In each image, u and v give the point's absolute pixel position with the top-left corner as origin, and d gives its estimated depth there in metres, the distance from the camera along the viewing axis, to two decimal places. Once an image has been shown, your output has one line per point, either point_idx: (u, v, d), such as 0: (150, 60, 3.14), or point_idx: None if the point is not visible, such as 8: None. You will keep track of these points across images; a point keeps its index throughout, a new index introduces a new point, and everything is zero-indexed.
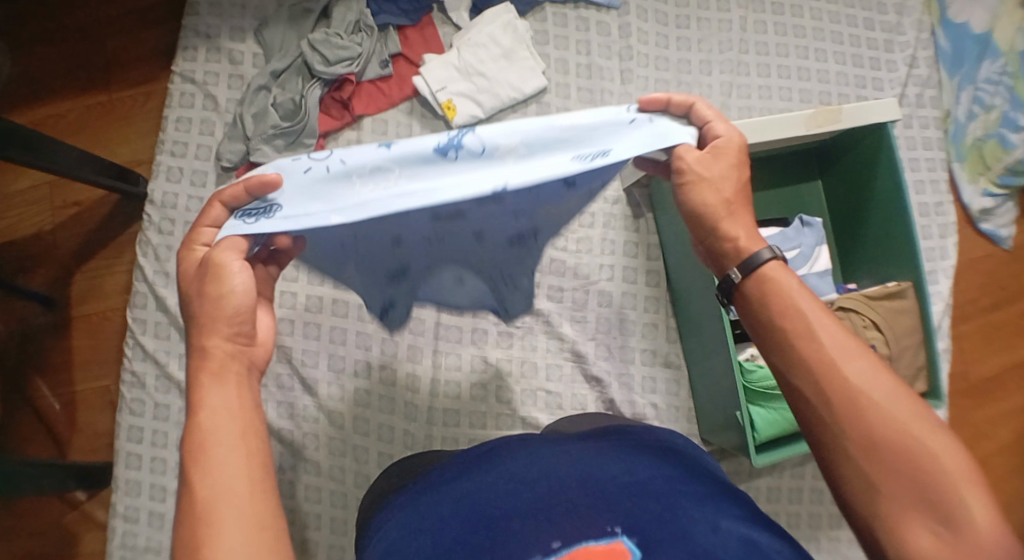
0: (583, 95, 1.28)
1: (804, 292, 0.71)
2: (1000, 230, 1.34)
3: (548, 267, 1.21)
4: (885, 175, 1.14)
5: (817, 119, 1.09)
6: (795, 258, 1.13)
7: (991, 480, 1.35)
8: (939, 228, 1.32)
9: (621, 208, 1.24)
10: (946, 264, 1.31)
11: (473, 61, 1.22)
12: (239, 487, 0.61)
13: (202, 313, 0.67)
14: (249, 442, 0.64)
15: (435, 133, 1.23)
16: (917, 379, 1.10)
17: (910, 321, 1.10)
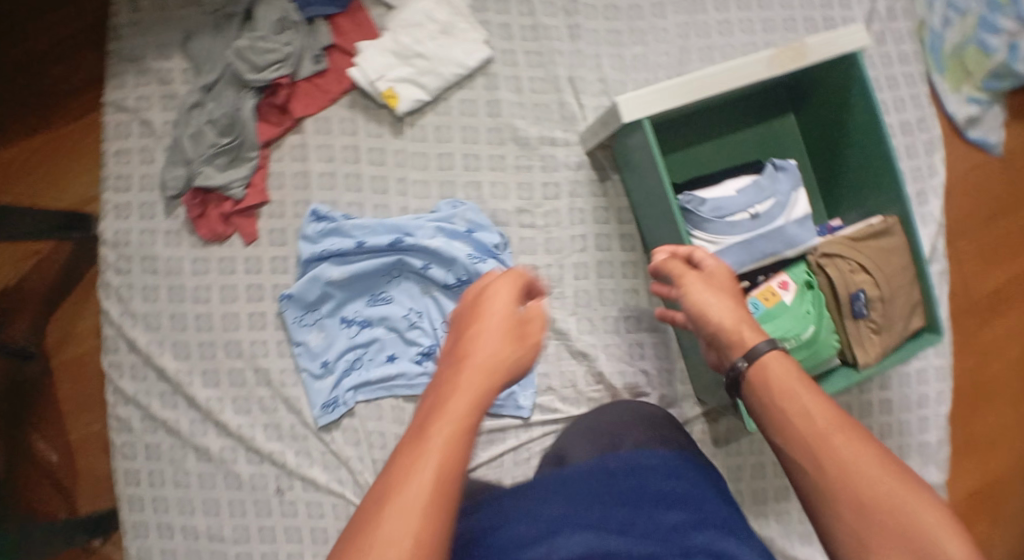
0: (532, 59, 1.21)
1: (798, 379, 0.78)
2: (989, 136, 1.28)
3: (518, 246, 1.16)
4: (862, 105, 1.09)
5: (780, 58, 1.04)
6: (772, 211, 1.05)
7: (1003, 397, 1.32)
8: (925, 145, 1.25)
9: (586, 173, 1.19)
10: (935, 182, 1.25)
11: (410, 42, 1.16)
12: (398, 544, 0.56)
13: (475, 327, 0.70)
14: (436, 508, 0.58)
15: (381, 124, 1.17)
16: (913, 315, 1.06)
17: (899, 258, 1.06)
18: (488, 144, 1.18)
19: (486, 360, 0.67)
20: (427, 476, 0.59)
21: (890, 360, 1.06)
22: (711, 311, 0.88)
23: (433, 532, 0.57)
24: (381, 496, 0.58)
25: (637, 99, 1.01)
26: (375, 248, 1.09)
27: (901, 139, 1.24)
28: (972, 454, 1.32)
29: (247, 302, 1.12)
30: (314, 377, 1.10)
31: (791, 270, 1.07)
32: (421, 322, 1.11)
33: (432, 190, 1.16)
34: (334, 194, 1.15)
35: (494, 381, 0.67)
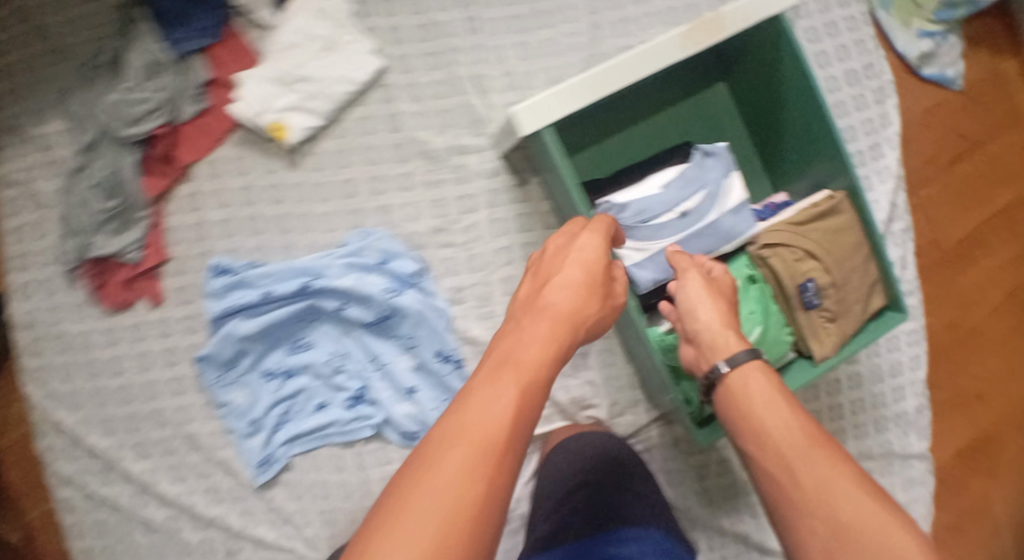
0: (428, 61, 1.11)
1: (769, 394, 0.79)
2: (946, 71, 1.18)
3: (440, 269, 1.07)
4: (793, 71, 1.00)
5: (694, 36, 0.95)
6: (704, 205, 0.98)
7: (987, 347, 1.23)
8: (874, 94, 1.15)
9: (503, 179, 1.10)
10: (889, 133, 1.15)
11: (289, 67, 1.06)
12: (474, 450, 0.59)
13: (563, 271, 0.78)
14: (520, 426, 0.63)
15: (272, 159, 1.09)
16: (872, 295, 0.97)
17: (852, 237, 0.96)
18: (392, 162, 1.09)
19: (570, 309, 0.75)
20: (509, 395, 0.63)
21: (851, 348, 0.97)
22: (702, 319, 0.87)
23: (507, 451, 0.60)
24: (457, 409, 0.62)
25: (541, 104, 0.92)
26: (284, 296, 1.02)
27: (846, 90, 1.13)
28: (964, 409, 1.23)
29: (162, 369, 1.08)
30: (247, 435, 1.05)
31: (732, 265, 0.98)
32: (345, 365, 1.04)
33: (338, 222, 1.08)
34: (235, 241, 1.08)
35: (570, 330, 0.74)
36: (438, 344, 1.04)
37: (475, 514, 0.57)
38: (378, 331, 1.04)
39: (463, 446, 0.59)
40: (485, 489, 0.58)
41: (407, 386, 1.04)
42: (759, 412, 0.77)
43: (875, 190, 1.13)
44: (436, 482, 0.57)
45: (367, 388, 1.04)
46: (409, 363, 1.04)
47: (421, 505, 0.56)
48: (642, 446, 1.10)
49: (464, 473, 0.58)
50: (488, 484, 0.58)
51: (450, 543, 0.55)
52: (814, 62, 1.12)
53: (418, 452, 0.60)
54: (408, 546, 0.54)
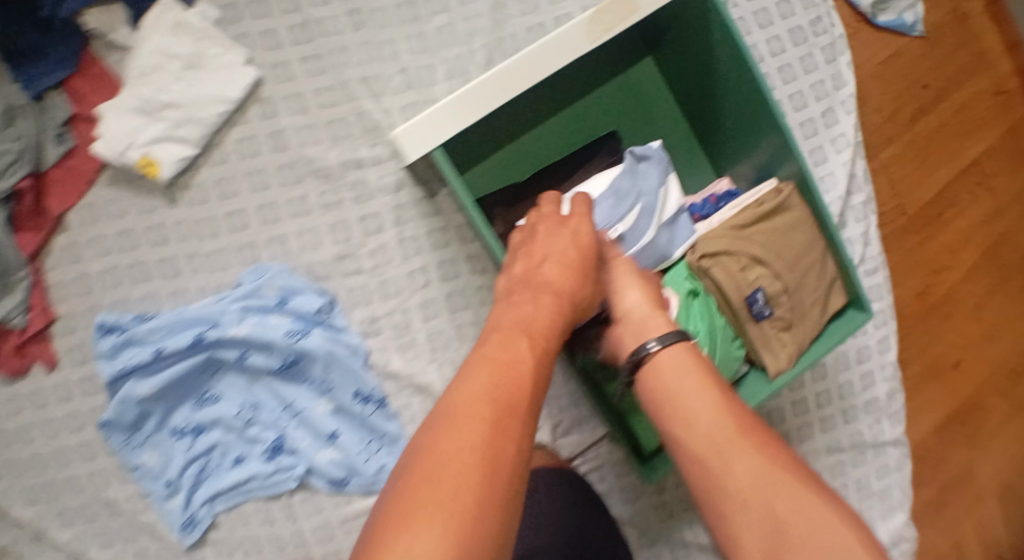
0: (311, 66, 1.01)
1: (689, 376, 0.71)
2: (903, 17, 1.08)
3: (349, 300, 0.97)
4: (725, 46, 0.87)
5: (602, 20, 0.84)
6: (641, 224, 0.85)
7: (963, 312, 1.13)
8: (824, 52, 1.04)
9: (408, 192, 0.99)
10: (843, 95, 1.04)
11: (151, 93, 0.95)
12: (496, 409, 0.56)
13: (561, 232, 0.76)
14: (535, 389, 0.60)
15: (150, 195, 0.99)
16: (831, 295, 0.87)
17: (804, 234, 0.85)
18: (282, 186, 0.99)
19: (567, 284, 0.72)
20: (521, 358, 0.60)
21: (812, 355, 0.87)
22: (627, 302, 0.78)
23: (525, 408, 0.57)
24: (473, 372, 0.58)
25: (429, 122, 0.81)
26: (178, 351, 0.94)
27: (793, 50, 1.03)
28: (943, 380, 1.13)
29: (71, 435, 1.01)
30: (167, 495, 0.98)
31: (671, 279, 0.86)
32: (257, 416, 0.97)
33: (230, 259, 0.98)
34: (123, 291, 0.98)
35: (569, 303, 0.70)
36: (355, 384, 0.96)
37: (506, 470, 0.53)
38: (286, 376, 0.95)
39: (486, 402, 0.55)
40: (511, 445, 0.54)
41: (327, 432, 0.96)
42: (691, 396, 0.69)
43: (830, 161, 1.03)
44: (462, 437, 0.53)
45: (285, 437, 0.97)
46: (325, 407, 0.96)
47: (451, 463, 0.52)
48: (590, 466, 1.01)
49: (489, 428, 0.54)
50: (514, 440, 0.55)
51: (489, 507, 0.51)
52: (754, 23, 1.02)
53: (440, 413, 0.56)
54: (450, 497, 0.50)
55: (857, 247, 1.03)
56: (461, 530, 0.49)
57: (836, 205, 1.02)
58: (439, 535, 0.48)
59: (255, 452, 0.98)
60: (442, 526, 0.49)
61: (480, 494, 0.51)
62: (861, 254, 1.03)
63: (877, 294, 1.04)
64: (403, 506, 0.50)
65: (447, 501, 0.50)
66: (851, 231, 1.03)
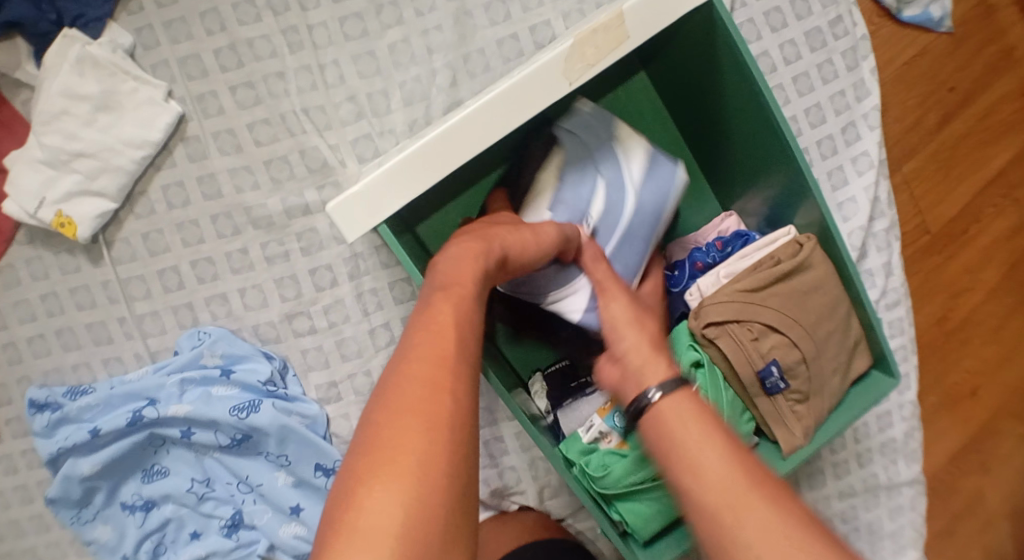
0: (243, 96, 0.88)
1: (696, 426, 0.57)
2: (930, 10, 0.96)
3: (305, 363, 0.89)
4: (733, 76, 0.75)
5: (584, 50, 0.68)
6: (613, 194, 0.76)
7: (983, 335, 1.01)
8: (845, 58, 0.93)
9: (364, 239, 0.88)
10: (866, 106, 0.93)
11: (59, 142, 0.84)
12: (432, 355, 0.49)
13: (500, 215, 0.72)
14: (475, 331, 0.53)
15: (74, 252, 0.88)
16: (854, 358, 0.79)
17: (826, 296, 0.76)
18: (219, 239, 0.88)
19: (514, 240, 0.64)
20: (458, 305, 0.54)
21: (836, 424, 0.79)
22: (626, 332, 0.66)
23: (469, 356, 0.50)
24: (410, 332, 0.51)
25: (376, 188, 0.66)
26: (116, 430, 0.86)
27: (809, 57, 0.93)
28: (964, 409, 1.01)
29: (21, 508, 0.93)
30: None
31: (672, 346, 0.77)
32: (212, 490, 0.89)
33: (167, 321, 0.89)
34: (55, 359, 0.89)
35: (513, 247, 0.63)
36: (315, 458, 0.88)
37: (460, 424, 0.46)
38: (239, 447, 0.88)
39: (423, 358, 0.49)
40: (459, 398, 0.47)
41: (289, 506, 0.88)
42: (689, 446, 0.56)
43: (850, 184, 0.93)
44: (401, 394, 0.47)
45: (243, 509, 0.89)
46: (285, 477, 0.89)
47: (391, 427, 0.45)
48: (582, 526, 0.94)
49: (432, 385, 0.47)
50: (462, 391, 0.48)
51: (434, 461, 0.44)
52: (764, 25, 0.92)
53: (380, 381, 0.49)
54: (390, 458, 0.44)
55: (878, 280, 0.94)
56: (411, 491, 0.43)
57: (857, 236, 0.93)
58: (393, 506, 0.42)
59: (213, 526, 0.89)
60: (395, 496, 0.43)
61: (432, 457, 0.44)
62: (883, 286, 0.94)
63: (897, 329, 0.95)
64: (350, 477, 0.44)
65: (398, 470, 0.44)
66: (872, 261, 0.94)
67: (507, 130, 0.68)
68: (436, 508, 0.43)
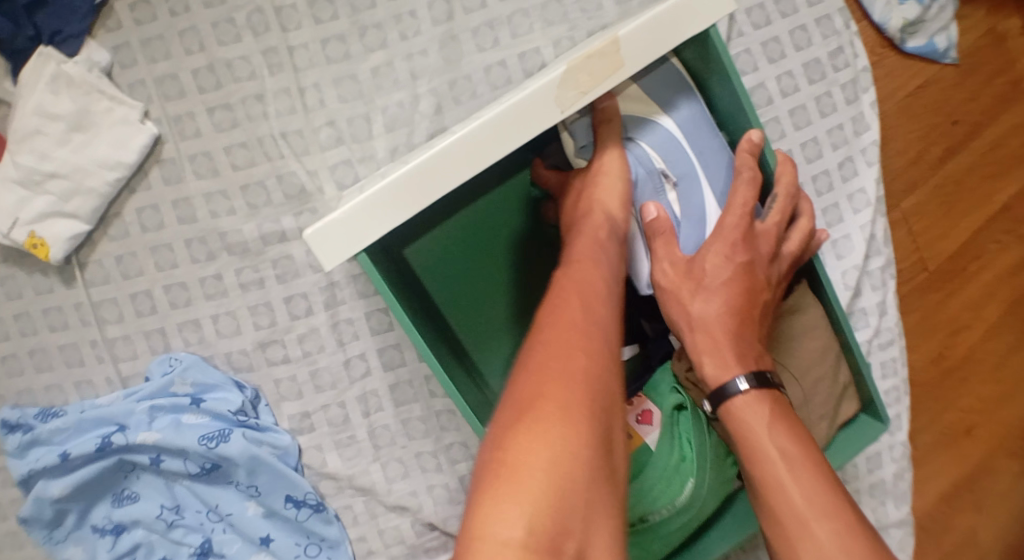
0: (220, 119, 0.86)
1: (781, 432, 0.63)
2: (935, 41, 0.92)
3: (277, 393, 0.87)
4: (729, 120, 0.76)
5: (584, 71, 0.65)
6: (657, 140, 0.72)
7: (980, 375, 0.97)
8: (844, 90, 0.90)
9: (343, 268, 0.87)
10: (864, 141, 0.90)
11: (32, 162, 0.82)
12: (577, 332, 0.58)
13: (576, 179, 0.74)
14: (606, 311, 0.61)
15: (48, 273, 0.87)
16: (843, 403, 0.77)
17: (815, 339, 0.75)
18: (193, 263, 0.86)
19: (608, 198, 0.69)
20: (588, 277, 0.63)
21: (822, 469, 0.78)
22: (698, 316, 0.68)
23: (598, 329, 0.59)
24: (542, 325, 0.59)
25: (361, 216, 0.63)
26: (85, 455, 0.85)
27: (808, 89, 0.89)
28: (959, 453, 0.97)
29: None
30: None
31: (654, 388, 0.77)
32: (181, 518, 0.88)
33: (140, 346, 0.87)
34: (27, 379, 0.88)
35: (617, 204, 0.69)
36: (286, 489, 0.86)
37: (594, 381, 0.55)
38: (209, 476, 0.86)
39: (557, 340, 0.57)
40: (594, 361, 0.56)
41: (258, 536, 0.87)
42: (750, 451, 0.64)
43: (845, 221, 0.90)
44: (560, 367, 0.55)
45: (211, 539, 0.88)
46: (254, 508, 0.87)
47: (549, 395, 0.53)
48: None
49: (569, 352, 0.56)
50: (596, 356, 0.57)
51: (581, 417, 0.53)
52: (762, 55, 0.89)
53: (528, 357, 0.57)
54: (559, 423, 0.52)
55: (872, 319, 0.91)
56: (569, 443, 0.51)
57: (851, 274, 0.90)
58: (546, 450, 0.50)
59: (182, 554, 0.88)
60: (547, 442, 0.51)
61: (575, 409, 0.53)
62: (876, 326, 0.91)
63: (890, 371, 0.92)
64: (511, 433, 0.52)
65: (547, 419, 0.52)
66: (866, 300, 0.91)
67: (499, 154, 0.64)
68: (584, 459, 0.51)
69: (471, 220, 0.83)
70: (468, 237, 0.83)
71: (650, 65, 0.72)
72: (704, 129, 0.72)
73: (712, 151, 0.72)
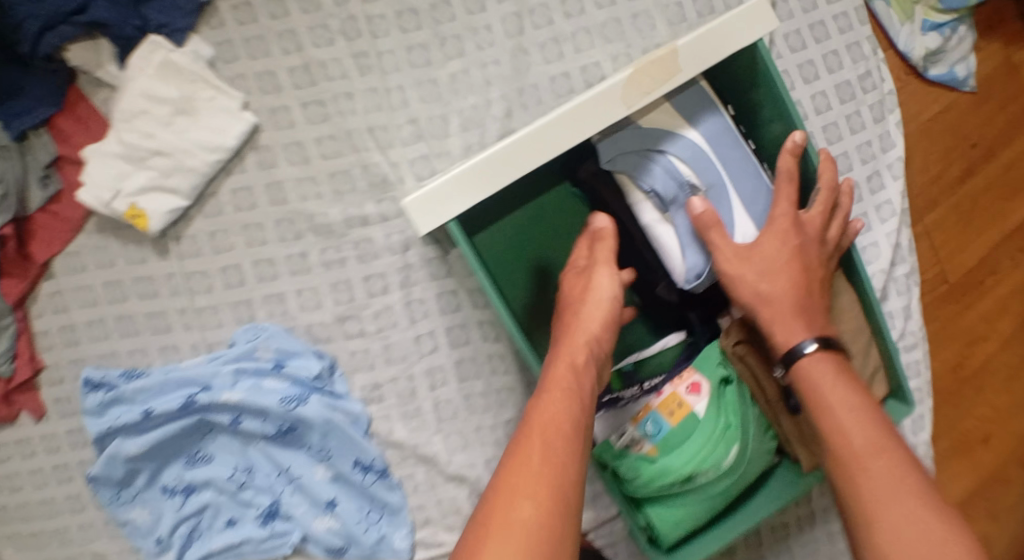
0: (311, 112, 0.93)
1: (843, 382, 0.72)
2: (956, 70, 1.03)
3: (351, 364, 0.93)
4: (778, 120, 0.85)
5: (637, 78, 0.79)
6: (685, 150, 0.82)
7: (993, 385, 1.06)
8: (872, 111, 1.00)
9: (418, 251, 0.93)
10: (890, 157, 1.00)
11: (138, 139, 0.89)
12: (527, 474, 0.62)
13: (569, 295, 0.81)
14: (567, 445, 0.65)
15: (140, 245, 0.93)
16: (873, 386, 0.86)
17: (845, 324, 0.84)
18: (280, 242, 0.93)
19: (591, 317, 0.77)
20: (552, 412, 0.67)
21: None
22: (762, 296, 0.77)
23: (555, 459, 0.63)
24: (501, 468, 0.63)
25: (447, 190, 0.76)
26: (169, 413, 0.90)
27: (839, 108, 0.99)
28: (974, 456, 1.06)
29: (60, 486, 0.98)
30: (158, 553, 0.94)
31: (703, 361, 0.83)
32: (252, 479, 0.93)
33: (224, 316, 0.93)
34: (111, 343, 0.94)
35: (598, 328, 0.76)
36: (356, 454, 0.92)
37: (539, 523, 0.58)
38: (284, 438, 0.92)
39: (508, 485, 0.61)
40: (539, 501, 0.60)
41: (326, 499, 0.93)
42: (815, 398, 0.72)
43: (874, 230, 0.99)
44: (505, 514, 0.59)
45: (279, 500, 0.93)
46: (323, 472, 0.93)
47: (490, 546, 0.57)
48: (606, 541, 0.98)
49: (516, 495, 0.60)
50: (541, 498, 0.60)
51: None
52: (799, 77, 0.98)
53: (482, 506, 0.61)
54: None
55: (898, 321, 0.99)
56: None
57: (879, 278, 0.99)
58: None
59: (251, 514, 0.94)
60: None
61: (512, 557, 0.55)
62: (901, 328, 0.99)
63: (913, 370, 1.00)
64: None
65: None
66: (892, 304, 1.00)
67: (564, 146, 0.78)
68: None
69: (540, 208, 0.92)
70: (536, 226, 0.92)
71: (682, 85, 0.84)
72: (726, 138, 0.84)
73: (737, 156, 0.83)
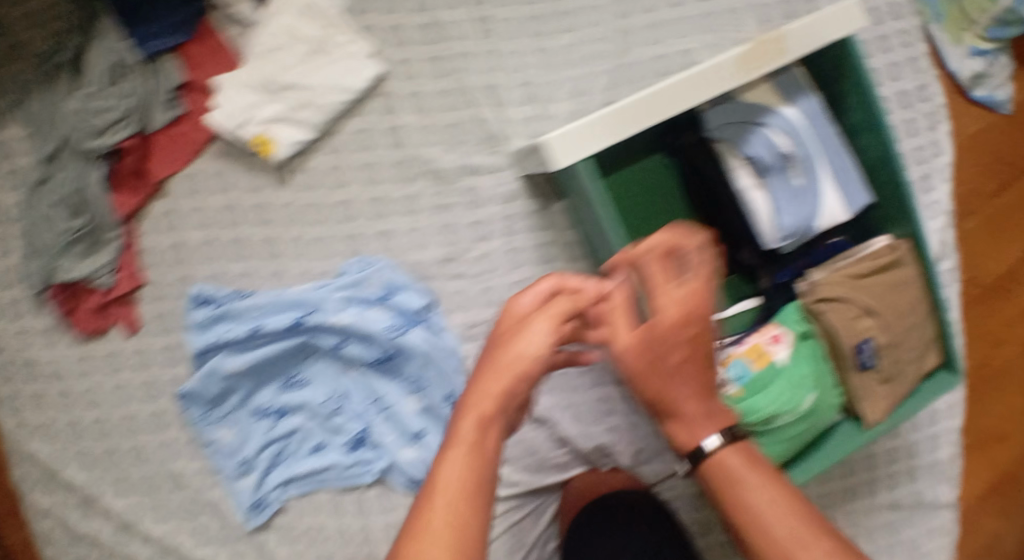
0: (435, 67, 1.00)
1: (755, 479, 0.66)
2: (996, 94, 1.15)
3: (449, 303, 0.99)
4: (858, 101, 0.94)
5: (750, 55, 0.86)
6: (782, 124, 0.90)
7: (1013, 382, 1.17)
8: (926, 119, 1.12)
9: (521, 203, 1.00)
10: (940, 162, 1.12)
11: (274, 73, 0.95)
12: (441, 529, 0.61)
13: (493, 340, 0.73)
14: (474, 505, 0.62)
15: (259, 175, 0.98)
16: (928, 354, 0.95)
17: (906, 295, 0.92)
18: (395, 183, 0.99)
19: (519, 362, 0.69)
20: (452, 476, 0.64)
21: (909, 408, 0.95)
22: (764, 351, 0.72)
23: (462, 519, 0.61)
24: (408, 530, 0.62)
25: (583, 131, 0.82)
26: (277, 331, 0.95)
27: (899, 113, 1.11)
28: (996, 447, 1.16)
29: (142, 402, 0.98)
30: (242, 473, 0.97)
31: (784, 317, 0.92)
32: (345, 405, 0.98)
33: (336, 247, 0.98)
34: (221, 265, 0.98)
35: (533, 363, 0.69)
36: (448, 388, 0.97)
37: None
38: (380, 368, 0.97)
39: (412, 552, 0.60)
40: None
41: (414, 430, 0.97)
42: (730, 496, 0.66)
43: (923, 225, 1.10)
44: None
45: (367, 429, 0.98)
46: (415, 404, 0.98)
47: None
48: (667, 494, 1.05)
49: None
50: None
51: None
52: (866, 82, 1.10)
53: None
54: None
55: None
56: None
57: None
58: None
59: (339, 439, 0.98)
60: None
61: None
62: None
63: None
64: None
65: None
66: None
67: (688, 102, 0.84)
68: None
69: (636, 174, 1.00)
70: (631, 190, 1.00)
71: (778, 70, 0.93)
72: (817, 120, 0.92)
73: (825, 137, 0.92)
